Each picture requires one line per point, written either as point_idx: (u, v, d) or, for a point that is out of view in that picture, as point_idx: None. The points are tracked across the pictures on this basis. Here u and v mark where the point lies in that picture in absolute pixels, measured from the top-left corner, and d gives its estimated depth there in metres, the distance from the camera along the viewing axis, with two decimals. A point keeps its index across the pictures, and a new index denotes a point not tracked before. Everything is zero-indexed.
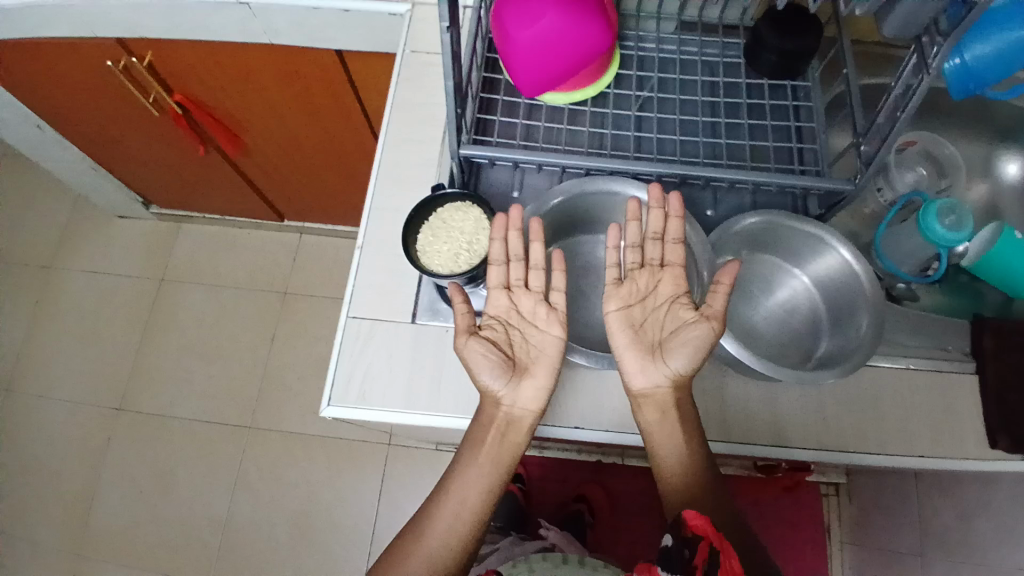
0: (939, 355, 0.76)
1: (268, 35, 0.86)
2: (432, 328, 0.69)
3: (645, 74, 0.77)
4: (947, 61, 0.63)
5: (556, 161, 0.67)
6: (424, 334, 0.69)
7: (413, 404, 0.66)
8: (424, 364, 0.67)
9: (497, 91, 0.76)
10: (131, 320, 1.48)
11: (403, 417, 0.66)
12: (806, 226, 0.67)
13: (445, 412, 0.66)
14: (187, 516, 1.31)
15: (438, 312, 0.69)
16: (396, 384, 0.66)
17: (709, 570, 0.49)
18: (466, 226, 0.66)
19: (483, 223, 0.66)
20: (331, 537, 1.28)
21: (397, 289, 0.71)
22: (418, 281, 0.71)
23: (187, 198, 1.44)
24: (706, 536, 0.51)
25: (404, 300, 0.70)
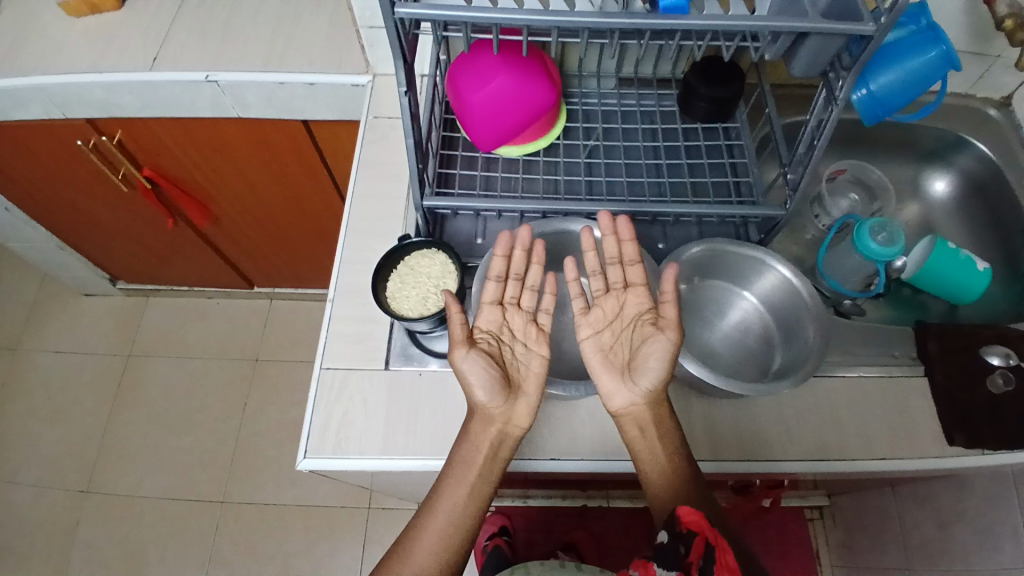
0: (891, 361, 0.78)
1: (237, 108, 0.94)
2: (405, 373, 0.73)
3: (591, 125, 0.85)
4: (856, 92, 0.68)
5: (514, 206, 0.73)
6: (398, 379, 0.72)
7: (389, 449, 0.69)
8: (398, 408, 0.71)
9: (456, 148, 0.83)
10: (99, 397, 1.48)
11: (380, 463, 0.68)
12: (746, 250, 0.71)
13: (420, 453, 0.69)
14: None
15: (410, 357, 0.74)
16: (372, 431, 0.69)
17: (705, 565, 0.49)
18: (435, 269, 0.72)
19: (453, 262, 0.72)
20: None
21: (371, 337, 0.75)
22: (390, 328, 0.75)
23: (158, 271, 1.48)
24: (702, 532, 0.51)
25: (378, 347, 0.74)
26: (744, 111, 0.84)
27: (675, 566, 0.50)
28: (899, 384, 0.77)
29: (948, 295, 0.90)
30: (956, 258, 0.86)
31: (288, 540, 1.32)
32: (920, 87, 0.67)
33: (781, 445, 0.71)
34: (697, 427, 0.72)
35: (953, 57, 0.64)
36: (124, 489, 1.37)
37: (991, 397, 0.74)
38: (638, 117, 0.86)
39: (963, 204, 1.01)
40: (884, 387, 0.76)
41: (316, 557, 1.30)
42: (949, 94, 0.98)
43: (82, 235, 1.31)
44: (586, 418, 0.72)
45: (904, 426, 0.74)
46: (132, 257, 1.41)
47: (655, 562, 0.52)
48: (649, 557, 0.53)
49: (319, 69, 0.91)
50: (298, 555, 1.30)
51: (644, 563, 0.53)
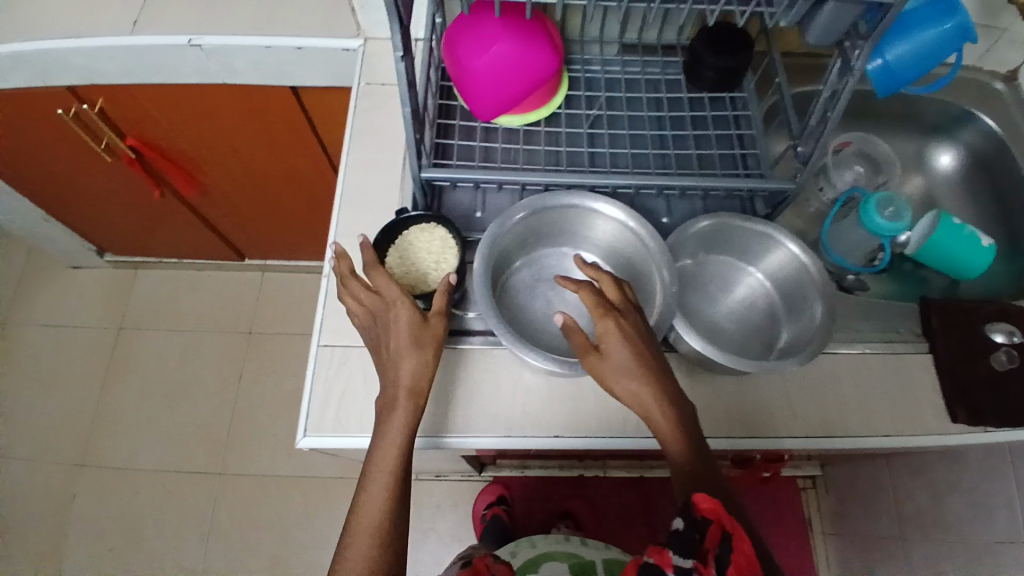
0: (896, 337, 0.78)
1: (223, 74, 0.90)
2: None
3: (593, 93, 0.82)
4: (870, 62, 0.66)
5: (515, 179, 0.70)
6: None
7: None
8: None
9: (454, 117, 0.79)
10: (90, 370, 1.46)
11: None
12: (755, 225, 0.70)
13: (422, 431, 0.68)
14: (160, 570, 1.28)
15: None
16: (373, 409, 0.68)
17: (723, 553, 0.48)
18: (432, 245, 0.70)
19: (453, 238, 0.70)
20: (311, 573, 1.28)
21: None
22: None
23: (146, 243, 1.44)
24: (718, 519, 0.50)
25: None
26: (751, 81, 0.82)
27: (690, 554, 0.49)
28: (903, 360, 0.76)
29: (950, 271, 0.89)
30: (962, 234, 0.85)
31: (288, 511, 1.32)
32: (937, 57, 0.65)
33: (784, 422, 0.71)
34: (702, 405, 0.71)
35: (968, 30, 0.63)
36: (120, 462, 1.37)
37: (992, 372, 0.74)
38: (642, 86, 0.83)
39: (969, 178, 0.99)
40: (888, 363, 0.76)
41: (315, 527, 1.31)
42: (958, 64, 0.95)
43: (66, 207, 1.28)
44: (588, 395, 0.71)
45: (905, 401, 0.74)
46: (117, 229, 1.37)
47: (670, 549, 0.49)
48: (666, 542, 0.50)
49: (307, 32, 0.87)
50: (298, 525, 1.31)
51: (660, 550, 0.50)
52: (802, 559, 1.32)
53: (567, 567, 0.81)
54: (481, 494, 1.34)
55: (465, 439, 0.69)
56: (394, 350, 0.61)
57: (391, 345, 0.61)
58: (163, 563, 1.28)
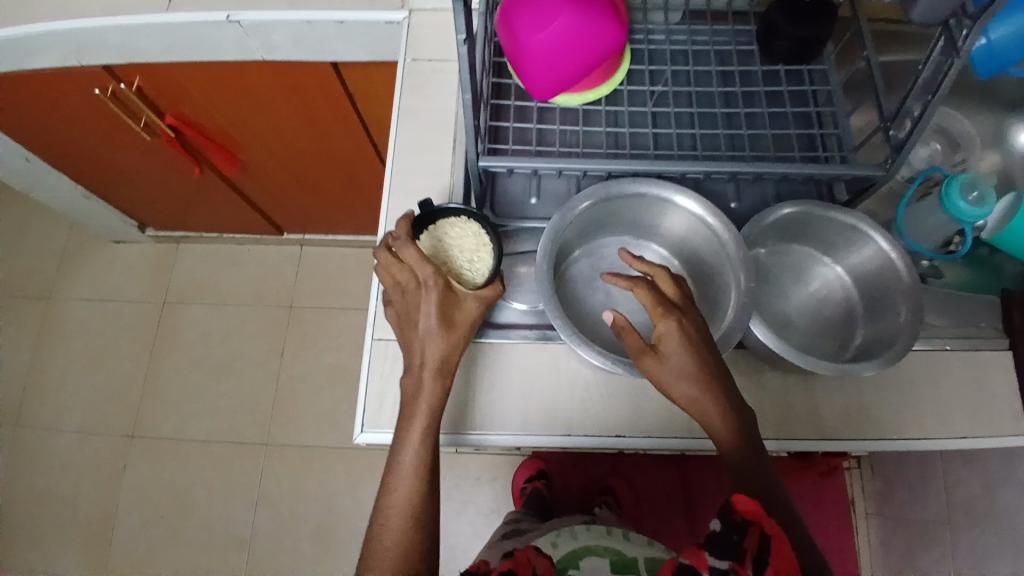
0: (976, 333, 0.73)
1: (262, 50, 0.87)
2: None
3: (657, 68, 0.76)
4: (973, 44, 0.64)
5: (579, 166, 0.66)
6: None
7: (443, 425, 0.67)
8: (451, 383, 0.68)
9: (508, 97, 0.75)
10: (136, 344, 1.48)
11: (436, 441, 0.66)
12: (841, 216, 0.65)
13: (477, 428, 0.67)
14: (211, 537, 1.32)
15: None
16: None
17: (762, 555, 0.46)
18: (466, 240, 0.67)
19: (489, 237, 0.66)
20: (355, 542, 1.31)
21: None
22: None
23: (185, 219, 1.44)
24: (759, 522, 0.48)
25: None
26: (833, 51, 0.75)
27: (729, 555, 0.48)
28: (981, 358, 0.72)
29: None
30: None
31: (330, 482, 1.35)
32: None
33: (855, 424, 0.68)
34: (768, 406, 0.68)
35: None
36: (169, 433, 1.40)
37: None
38: (710, 58, 0.77)
39: None
40: (965, 361, 0.72)
41: (357, 499, 1.34)
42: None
43: (107, 184, 1.27)
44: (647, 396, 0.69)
45: (983, 403, 0.70)
46: (157, 204, 1.36)
47: (706, 551, 0.49)
48: (704, 545, 0.50)
49: (349, 3, 0.82)
50: (341, 497, 1.34)
51: (697, 551, 0.50)
52: (842, 539, 1.31)
53: (607, 562, 0.72)
54: (522, 469, 1.35)
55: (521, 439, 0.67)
56: (422, 331, 0.60)
57: (421, 326, 0.60)
58: (213, 531, 1.33)
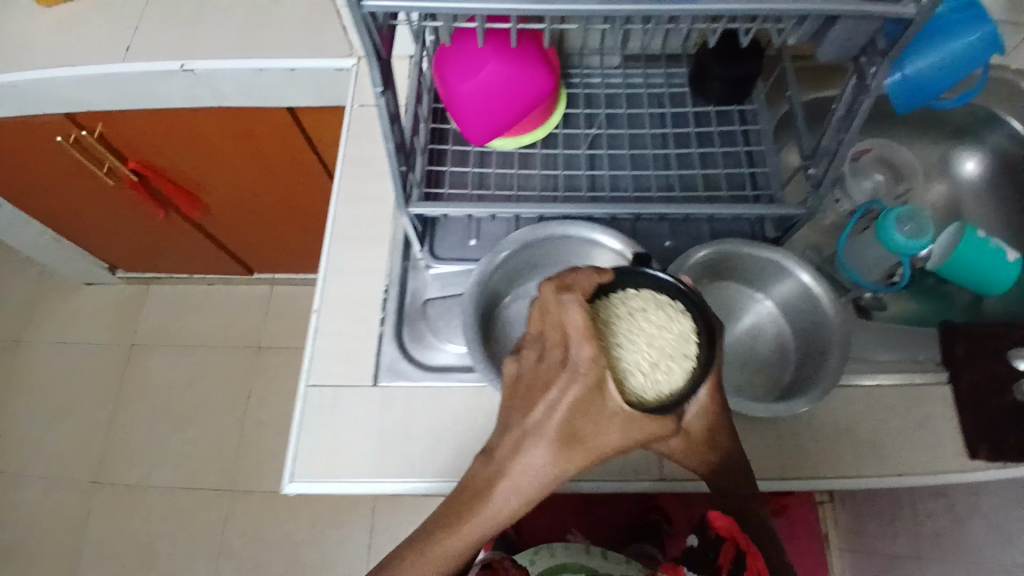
0: (914, 368, 0.74)
1: (215, 98, 0.89)
2: (397, 389, 0.68)
3: (592, 111, 0.78)
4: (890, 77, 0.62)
5: (509, 208, 0.67)
6: (390, 396, 0.67)
7: (382, 473, 0.64)
8: (391, 429, 0.66)
9: (447, 141, 0.77)
10: (103, 388, 1.47)
11: (372, 491, 0.63)
12: (766, 252, 0.66)
13: (417, 476, 0.64)
14: None
15: (401, 373, 0.68)
16: (366, 453, 0.65)
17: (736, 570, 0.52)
18: (667, 337, 0.48)
19: (698, 351, 0.48)
20: None
21: (360, 351, 0.69)
22: (380, 340, 0.70)
23: (154, 261, 1.45)
24: (733, 537, 0.53)
25: (367, 362, 0.69)
26: (762, 92, 0.77)
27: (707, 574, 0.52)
28: (920, 392, 0.72)
29: (976, 287, 0.84)
30: (985, 247, 0.80)
31: (295, 527, 1.33)
32: (941, 85, 0.62)
33: (793, 462, 0.68)
34: None
35: (998, 39, 0.60)
36: (133, 479, 1.38)
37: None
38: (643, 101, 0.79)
39: (993, 186, 0.93)
40: (903, 396, 0.72)
41: (322, 545, 1.31)
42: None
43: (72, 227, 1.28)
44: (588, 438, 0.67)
45: (923, 437, 0.70)
46: (125, 248, 1.38)
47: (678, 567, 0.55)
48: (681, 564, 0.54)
49: (297, 52, 0.84)
50: (305, 543, 1.31)
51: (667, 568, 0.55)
52: None
53: None
54: None
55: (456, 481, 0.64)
56: (530, 423, 0.43)
57: (542, 404, 0.43)
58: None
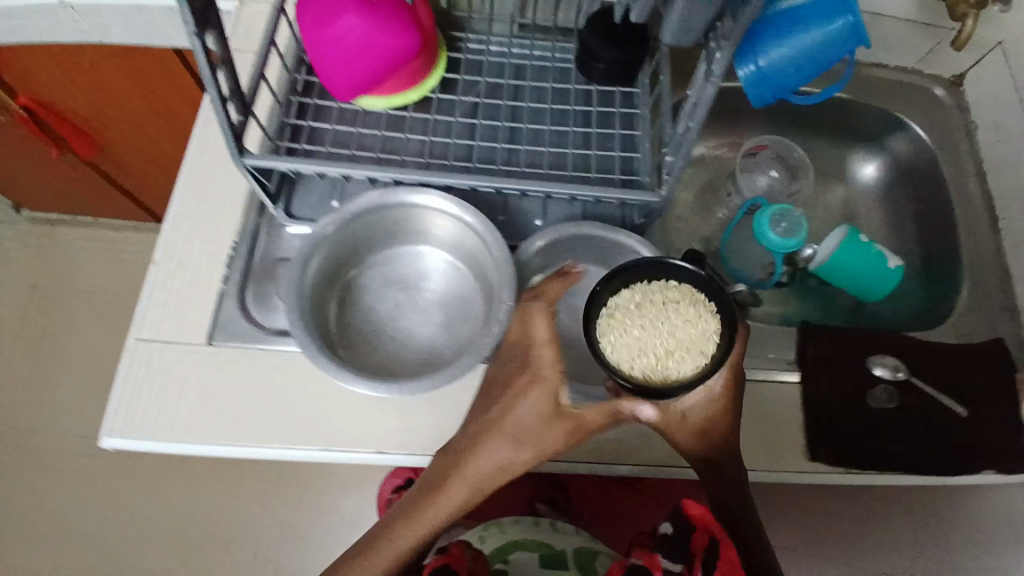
0: (754, 365, 0.78)
1: (96, 33, 0.83)
2: (226, 348, 0.73)
3: (472, 78, 0.80)
4: (743, 68, 0.65)
5: (364, 170, 0.68)
6: (218, 354, 0.73)
7: (193, 433, 0.69)
8: (209, 395, 0.71)
9: (323, 99, 0.78)
10: (8, 333, 1.48)
11: (183, 448, 0.69)
12: (620, 238, 0.74)
13: (233, 438, 0.69)
14: (60, 531, 1.31)
15: (234, 331, 0.74)
16: (181, 415, 0.69)
17: (709, 557, 0.61)
18: (687, 328, 0.61)
19: (715, 346, 0.59)
20: (208, 546, 1.29)
21: (194, 306, 0.75)
22: (220, 296, 0.75)
23: (71, 206, 1.45)
24: (708, 527, 0.63)
25: (202, 318, 0.74)
26: (646, 74, 0.80)
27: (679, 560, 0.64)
28: (760, 388, 0.77)
29: (856, 291, 0.93)
30: (867, 252, 0.89)
31: (188, 483, 1.34)
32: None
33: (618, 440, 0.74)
34: None
35: (859, 32, 0.63)
36: (31, 424, 1.40)
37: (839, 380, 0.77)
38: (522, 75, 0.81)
39: None
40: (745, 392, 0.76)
41: (214, 505, 1.32)
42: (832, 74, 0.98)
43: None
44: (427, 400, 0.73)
45: (760, 434, 0.74)
46: (28, 188, 1.37)
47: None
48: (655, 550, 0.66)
49: None
50: (197, 498, 1.33)
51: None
52: None
53: None
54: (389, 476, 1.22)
55: (305, 450, 0.70)
56: (515, 414, 0.61)
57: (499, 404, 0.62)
58: (69, 531, 1.31)
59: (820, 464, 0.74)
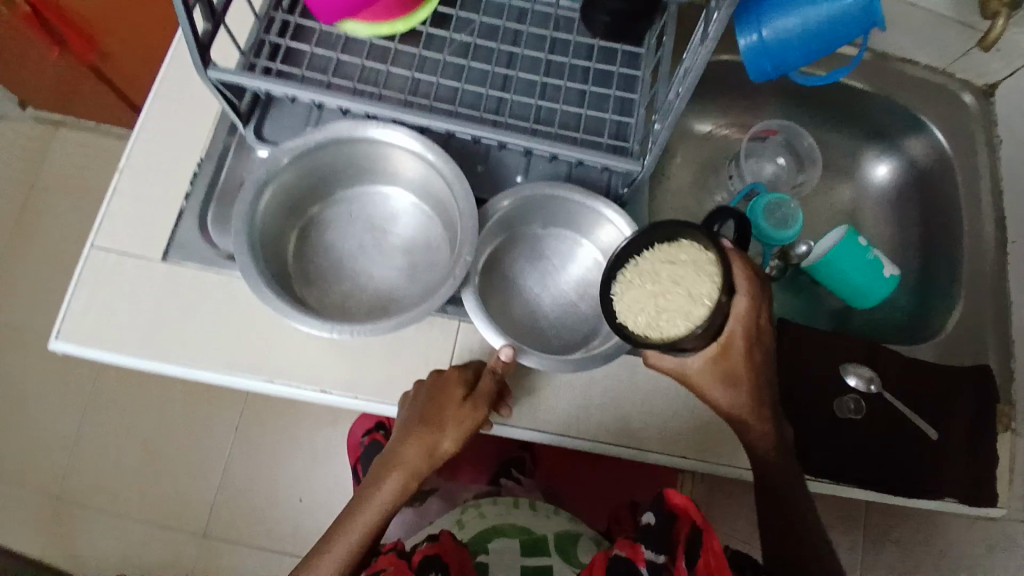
0: (869, 384, 0.77)
1: None
2: (344, 277, 0.71)
3: (635, 48, 0.73)
4: (744, 36, 0.54)
5: (522, 142, 0.63)
6: (334, 285, 0.71)
7: (310, 380, 0.70)
8: (330, 345, 0.71)
9: (469, 56, 0.73)
10: (62, 239, 1.41)
11: (300, 391, 0.70)
12: None
13: (352, 390, 0.70)
14: (108, 448, 1.29)
15: (353, 261, 0.72)
16: (300, 359, 0.71)
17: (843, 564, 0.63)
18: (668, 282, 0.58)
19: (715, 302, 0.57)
20: (257, 479, 1.28)
21: (320, 233, 0.73)
22: (344, 230, 0.73)
23: (67, 103, 1.38)
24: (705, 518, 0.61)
25: (327, 247, 0.72)
26: None
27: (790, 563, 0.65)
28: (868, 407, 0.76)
29: None
30: None
31: (242, 415, 1.32)
32: (825, 44, 0.54)
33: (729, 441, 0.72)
34: (653, 417, 0.72)
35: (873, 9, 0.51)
36: None
37: (948, 408, 0.77)
38: (642, 38, 0.73)
39: None
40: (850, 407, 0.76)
41: (266, 440, 1.31)
42: (971, 85, 0.92)
43: (40, 61, 1.17)
44: (533, 374, 0.72)
45: (864, 452, 0.75)
46: (104, 96, 1.30)
47: (644, 545, 0.64)
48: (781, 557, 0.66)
49: None
50: (248, 432, 1.31)
51: (634, 545, 0.65)
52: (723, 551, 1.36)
53: (518, 544, 0.85)
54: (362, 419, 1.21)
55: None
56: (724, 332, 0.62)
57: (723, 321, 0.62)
58: (112, 464, 1.28)
59: (916, 490, 0.74)
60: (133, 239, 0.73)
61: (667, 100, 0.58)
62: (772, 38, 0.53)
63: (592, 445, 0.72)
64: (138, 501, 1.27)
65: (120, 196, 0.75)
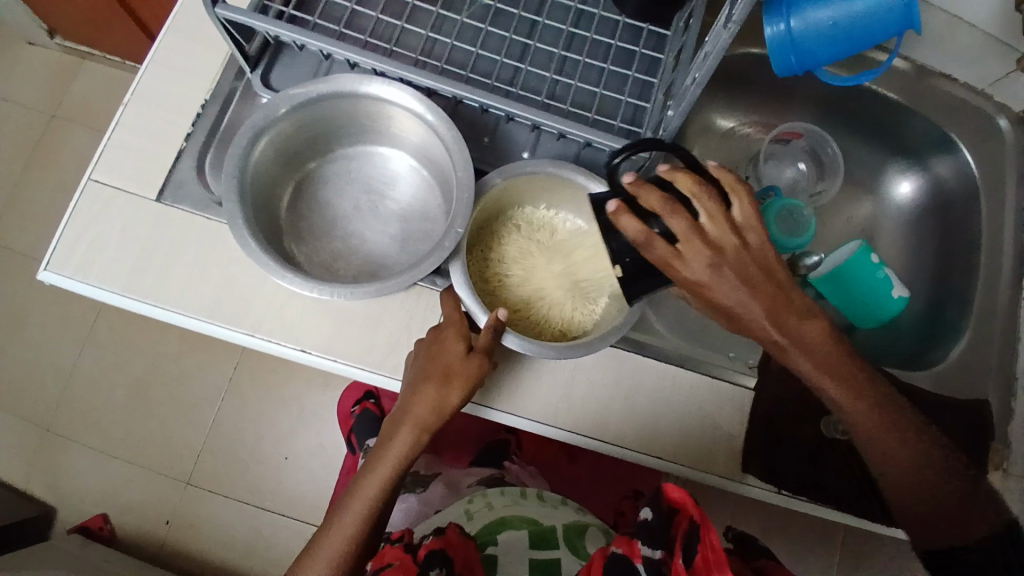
0: None
1: None
2: (333, 239, 0.69)
3: (660, 31, 0.71)
4: (772, 24, 0.51)
5: (528, 115, 0.60)
6: (324, 246, 0.69)
7: (292, 335, 0.69)
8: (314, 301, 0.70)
9: (489, 22, 0.71)
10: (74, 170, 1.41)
11: (280, 344, 0.69)
12: None
13: (332, 351, 0.69)
14: (99, 381, 1.30)
15: (342, 223, 0.70)
16: (284, 312, 0.69)
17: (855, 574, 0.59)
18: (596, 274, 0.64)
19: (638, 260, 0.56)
20: (240, 430, 1.28)
21: (315, 190, 0.71)
22: (339, 190, 0.72)
23: (89, 36, 1.36)
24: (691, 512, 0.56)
25: (318, 207, 0.71)
26: None
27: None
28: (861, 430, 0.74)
29: None
30: None
31: (233, 365, 1.32)
32: (854, 42, 0.51)
33: (713, 446, 0.71)
34: (637, 412, 0.71)
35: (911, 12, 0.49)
36: None
37: None
38: (670, 20, 0.70)
39: None
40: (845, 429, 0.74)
41: (253, 392, 1.31)
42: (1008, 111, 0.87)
43: None
44: (518, 356, 0.70)
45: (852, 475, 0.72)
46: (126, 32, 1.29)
47: (639, 542, 0.60)
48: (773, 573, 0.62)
49: None
50: (237, 382, 1.31)
51: (631, 542, 0.60)
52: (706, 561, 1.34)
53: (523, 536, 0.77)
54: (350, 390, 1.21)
55: (395, 380, 0.69)
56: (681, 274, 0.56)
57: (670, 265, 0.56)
58: (101, 398, 1.29)
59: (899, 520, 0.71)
60: (129, 173, 0.72)
61: (683, 86, 0.56)
62: (802, 30, 0.51)
63: (578, 436, 0.70)
64: (121, 436, 1.27)
65: (122, 129, 0.73)
